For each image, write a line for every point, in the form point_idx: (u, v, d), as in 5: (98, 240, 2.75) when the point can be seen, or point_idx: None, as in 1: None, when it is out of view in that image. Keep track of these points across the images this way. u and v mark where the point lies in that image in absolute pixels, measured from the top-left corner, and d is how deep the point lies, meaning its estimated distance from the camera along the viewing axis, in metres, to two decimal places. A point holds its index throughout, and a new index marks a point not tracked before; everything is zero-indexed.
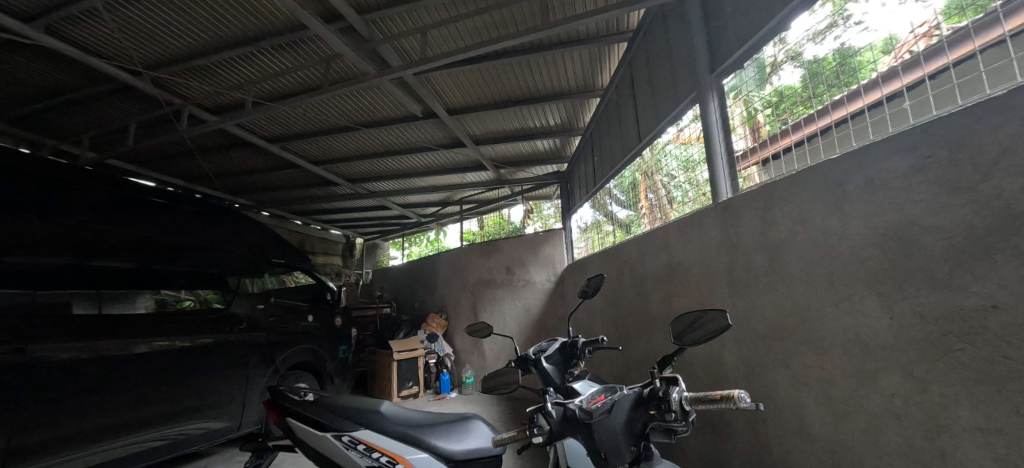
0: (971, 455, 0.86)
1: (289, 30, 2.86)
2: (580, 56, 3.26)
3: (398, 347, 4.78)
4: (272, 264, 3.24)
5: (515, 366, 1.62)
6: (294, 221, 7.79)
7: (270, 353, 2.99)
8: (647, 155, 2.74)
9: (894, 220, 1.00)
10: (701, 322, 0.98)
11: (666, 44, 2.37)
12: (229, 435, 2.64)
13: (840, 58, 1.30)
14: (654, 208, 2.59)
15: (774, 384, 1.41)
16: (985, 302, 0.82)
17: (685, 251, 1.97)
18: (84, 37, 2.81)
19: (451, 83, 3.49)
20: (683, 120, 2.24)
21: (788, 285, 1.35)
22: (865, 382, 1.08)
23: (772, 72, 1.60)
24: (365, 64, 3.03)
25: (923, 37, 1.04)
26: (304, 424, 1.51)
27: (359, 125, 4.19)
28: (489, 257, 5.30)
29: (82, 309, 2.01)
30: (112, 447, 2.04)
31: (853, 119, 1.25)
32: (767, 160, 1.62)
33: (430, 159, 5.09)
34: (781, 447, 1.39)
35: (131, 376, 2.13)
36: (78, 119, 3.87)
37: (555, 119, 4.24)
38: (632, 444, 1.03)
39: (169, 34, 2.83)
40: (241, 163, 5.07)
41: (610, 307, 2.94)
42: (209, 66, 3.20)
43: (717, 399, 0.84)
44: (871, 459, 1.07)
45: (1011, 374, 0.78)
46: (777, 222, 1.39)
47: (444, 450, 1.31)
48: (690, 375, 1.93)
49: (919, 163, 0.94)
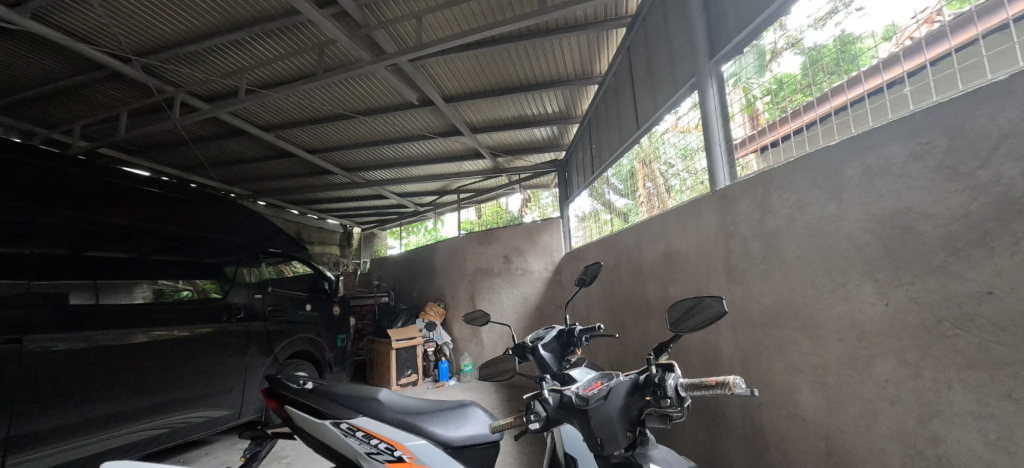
0: (963, 440, 0.87)
1: (281, 16, 2.80)
2: (579, 42, 3.20)
3: (396, 336, 4.80)
4: (268, 254, 3.23)
5: (512, 353, 1.62)
6: (291, 212, 7.77)
7: (268, 343, 3.01)
8: (646, 143, 2.70)
9: (894, 207, 0.99)
10: (697, 309, 0.98)
11: (665, 29, 2.31)
12: (229, 423, 2.68)
13: (840, 44, 1.27)
14: (652, 196, 2.58)
15: (769, 371, 1.42)
16: (981, 288, 0.82)
17: (683, 239, 1.96)
18: (71, 23, 2.75)
19: (447, 69, 3.43)
20: (682, 108, 2.21)
21: (785, 272, 1.35)
22: (859, 369, 1.09)
23: (772, 59, 1.57)
24: (360, 50, 2.99)
25: (925, 23, 1.03)
26: (303, 412, 1.47)
27: (355, 114, 4.13)
28: (487, 246, 5.29)
29: (81, 299, 2.01)
30: (111, 436, 2.05)
31: (853, 106, 1.23)
32: (765, 148, 1.61)
33: (427, 147, 5.05)
34: (775, 433, 1.41)
35: (131, 366, 2.15)
36: (69, 107, 3.81)
37: (554, 106, 4.18)
38: (628, 429, 1.05)
39: (159, 20, 2.76)
40: (237, 152, 5.03)
41: (608, 295, 2.94)
42: (200, 52, 3.13)
43: (711, 385, 0.85)
44: (863, 443, 1.09)
45: (1004, 360, 0.79)
46: (775, 210, 1.38)
47: (443, 437, 1.35)
48: (685, 362, 1.94)
49: (919, 149, 0.93)
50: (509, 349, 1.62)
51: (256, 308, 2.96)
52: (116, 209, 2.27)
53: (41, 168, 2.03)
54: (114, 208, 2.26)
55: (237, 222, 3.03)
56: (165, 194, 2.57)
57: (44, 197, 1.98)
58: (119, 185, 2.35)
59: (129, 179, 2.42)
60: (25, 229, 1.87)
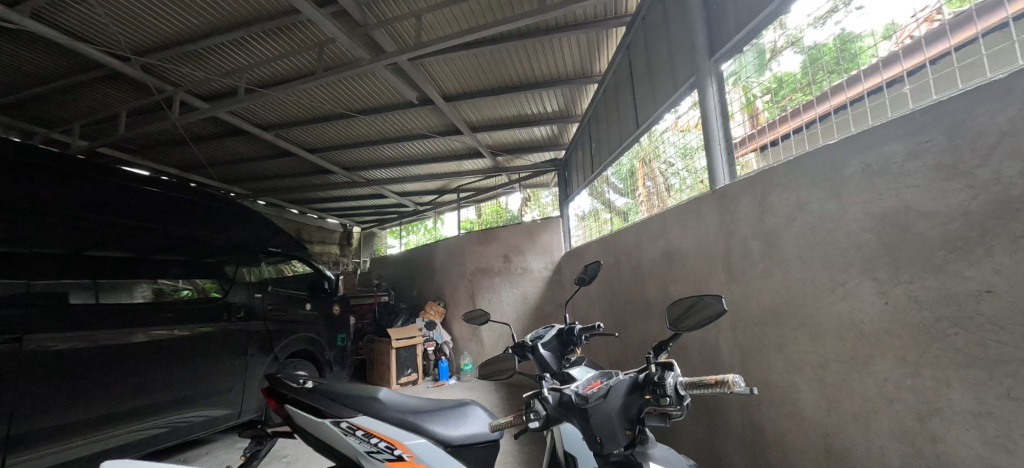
0: (962, 438, 0.87)
1: (280, 15, 2.79)
2: (579, 41, 3.19)
3: (396, 335, 4.80)
4: (268, 253, 3.23)
5: (511, 352, 1.61)
6: (291, 211, 7.76)
7: (268, 342, 3.01)
8: (646, 141, 2.70)
9: (893, 206, 0.99)
10: (696, 308, 0.98)
11: (665, 27, 2.30)
12: (230, 422, 2.68)
13: (841, 43, 1.27)
14: (652, 195, 2.57)
15: (768, 369, 1.42)
16: (980, 287, 0.82)
17: (683, 238, 1.96)
18: (70, 22, 2.74)
19: (447, 68, 3.42)
20: (682, 107, 2.20)
21: (784, 271, 1.35)
22: (858, 367, 1.09)
23: (772, 58, 1.57)
24: (360, 49, 2.99)
25: (925, 21, 1.03)
26: (303, 411, 1.46)
27: (355, 113, 4.13)
28: (487, 245, 5.29)
29: (81, 299, 2.01)
30: (112, 435, 2.06)
31: (853, 105, 1.23)
32: (765, 147, 1.61)
33: (427, 147, 5.04)
34: (774, 432, 1.41)
35: (131, 365, 2.15)
36: (68, 107, 3.81)
37: (554, 105, 4.18)
38: (628, 428, 1.04)
39: (158, 20, 2.76)
40: (237, 151, 5.02)
41: (608, 293, 2.95)
42: (200, 51, 3.13)
43: (711, 383, 0.84)
44: (863, 442, 1.09)
45: (1003, 358, 0.79)
46: (775, 209, 1.38)
47: (443, 436, 1.36)
48: (685, 360, 1.95)
49: (918, 148, 0.93)
50: (509, 347, 1.61)
51: (256, 307, 2.96)
52: (116, 208, 2.26)
53: (40, 168, 2.02)
54: (114, 208, 2.26)
55: (237, 221, 3.03)
56: (164, 193, 2.57)
57: (43, 196, 1.98)
58: (119, 185, 2.35)
59: (128, 179, 2.42)
60: (25, 229, 1.87)
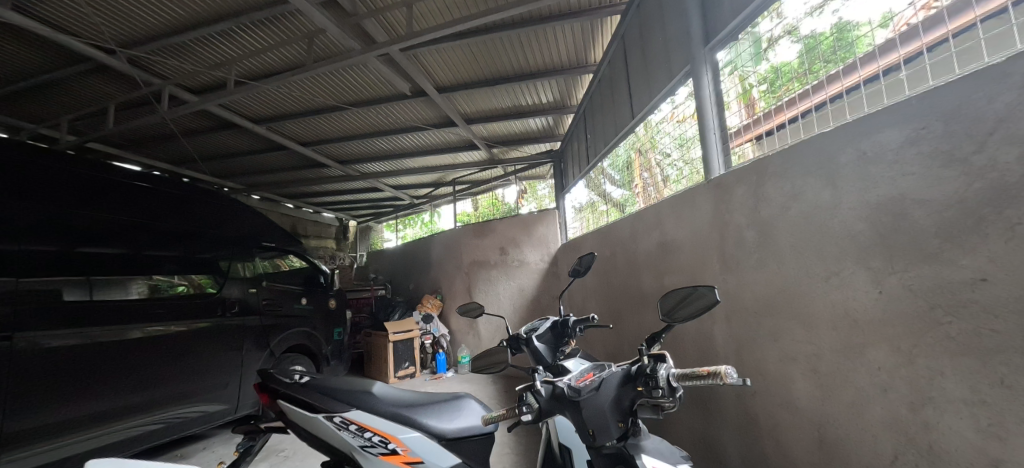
0: (955, 426, 0.86)
1: (268, 5, 2.74)
2: (572, 30, 3.14)
3: (394, 328, 4.79)
4: (263, 248, 3.21)
5: (507, 345, 1.60)
6: (286, 205, 7.74)
7: (264, 337, 3.00)
8: (641, 132, 2.68)
9: (887, 194, 0.98)
10: (690, 298, 0.97)
11: (660, 14, 2.26)
12: (226, 417, 2.69)
13: (838, 31, 1.24)
14: (648, 186, 2.56)
15: (763, 360, 1.42)
16: (974, 275, 0.81)
17: (678, 229, 1.95)
18: (52, 13, 2.68)
19: (439, 59, 3.37)
20: (677, 97, 2.17)
21: (778, 261, 1.34)
22: (853, 355, 1.08)
23: (769, 47, 1.54)
24: (349, 40, 2.91)
25: (923, 8, 1.00)
26: (297, 406, 1.46)
27: (347, 105, 4.06)
28: (483, 238, 5.29)
29: (73, 295, 1.99)
30: (108, 432, 2.05)
31: (848, 94, 1.22)
32: (761, 136, 1.57)
33: (421, 139, 4.99)
34: (768, 421, 1.41)
35: (126, 361, 2.14)
36: (55, 102, 3.75)
37: (549, 96, 4.14)
38: (620, 420, 1.04)
39: (142, 12, 2.70)
40: (228, 145, 4.95)
41: (603, 285, 2.94)
42: (186, 43, 3.07)
43: (703, 375, 0.84)
44: (856, 431, 1.09)
45: (998, 346, 0.78)
46: (769, 199, 1.37)
47: (436, 429, 1.34)
48: (679, 351, 1.95)
49: (914, 135, 0.92)
50: (505, 340, 1.59)
51: (252, 302, 2.94)
52: (106, 204, 2.24)
53: (29, 164, 1.99)
54: (104, 203, 2.23)
55: (231, 217, 2.99)
56: (157, 189, 2.53)
57: (29, 191, 1.93)
58: (109, 181, 2.31)
59: (118, 174, 2.37)
60: (14, 226, 1.84)
